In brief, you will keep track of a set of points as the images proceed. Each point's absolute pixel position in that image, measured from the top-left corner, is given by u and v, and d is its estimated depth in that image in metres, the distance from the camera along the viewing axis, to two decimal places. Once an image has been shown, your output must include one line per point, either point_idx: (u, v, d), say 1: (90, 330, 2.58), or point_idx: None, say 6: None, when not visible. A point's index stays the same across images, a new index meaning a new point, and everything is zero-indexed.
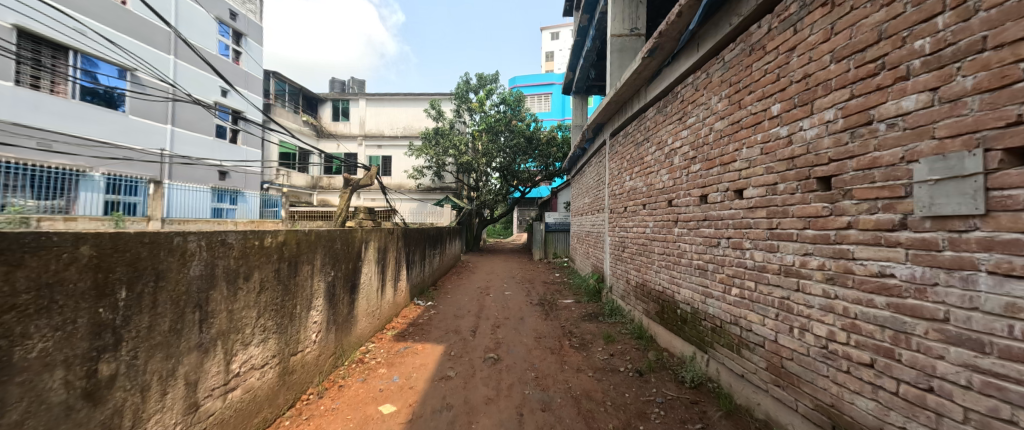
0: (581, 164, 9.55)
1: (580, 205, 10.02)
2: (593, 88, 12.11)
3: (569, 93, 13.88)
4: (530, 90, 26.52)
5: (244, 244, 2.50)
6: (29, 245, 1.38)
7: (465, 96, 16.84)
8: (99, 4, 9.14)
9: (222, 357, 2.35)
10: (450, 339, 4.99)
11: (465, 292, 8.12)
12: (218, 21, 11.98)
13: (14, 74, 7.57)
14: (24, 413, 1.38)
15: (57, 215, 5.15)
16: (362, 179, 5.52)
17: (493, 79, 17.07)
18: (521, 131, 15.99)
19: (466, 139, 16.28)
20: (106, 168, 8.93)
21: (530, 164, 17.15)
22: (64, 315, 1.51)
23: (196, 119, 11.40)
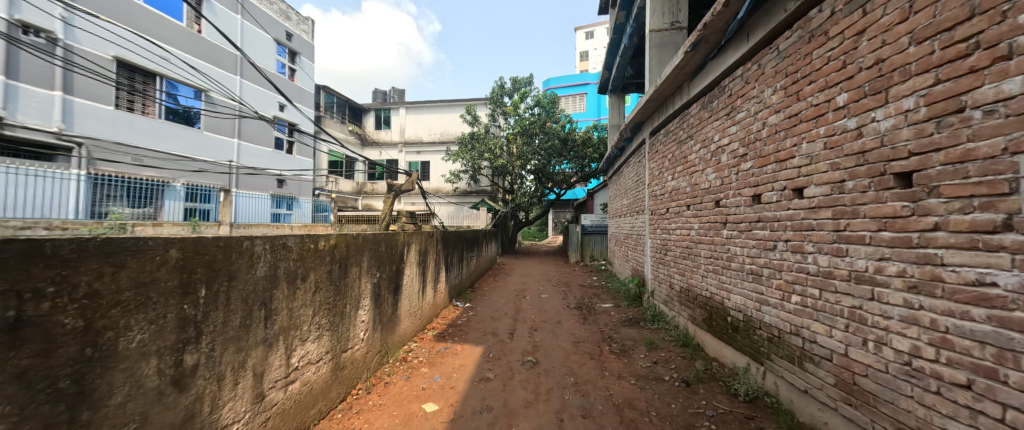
0: (619, 164, 9.33)
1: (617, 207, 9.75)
2: (630, 86, 11.76)
3: (605, 92, 13.58)
4: (565, 91, 26.27)
5: (301, 247, 2.70)
6: (130, 249, 1.58)
7: (500, 100, 17.05)
8: (180, 34, 10.31)
9: (284, 352, 2.55)
10: (487, 341, 5.05)
11: (502, 294, 8.19)
12: (276, 42, 13.09)
13: (113, 99, 8.75)
14: (126, 396, 1.59)
15: (146, 222, 5.89)
16: (404, 185, 5.75)
17: (527, 82, 17.11)
18: (556, 132, 15.87)
19: (501, 143, 16.44)
20: (184, 178, 10.06)
21: (565, 165, 17.01)
22: (158, 310, 1.72)
23: (258, 132, 12.51)
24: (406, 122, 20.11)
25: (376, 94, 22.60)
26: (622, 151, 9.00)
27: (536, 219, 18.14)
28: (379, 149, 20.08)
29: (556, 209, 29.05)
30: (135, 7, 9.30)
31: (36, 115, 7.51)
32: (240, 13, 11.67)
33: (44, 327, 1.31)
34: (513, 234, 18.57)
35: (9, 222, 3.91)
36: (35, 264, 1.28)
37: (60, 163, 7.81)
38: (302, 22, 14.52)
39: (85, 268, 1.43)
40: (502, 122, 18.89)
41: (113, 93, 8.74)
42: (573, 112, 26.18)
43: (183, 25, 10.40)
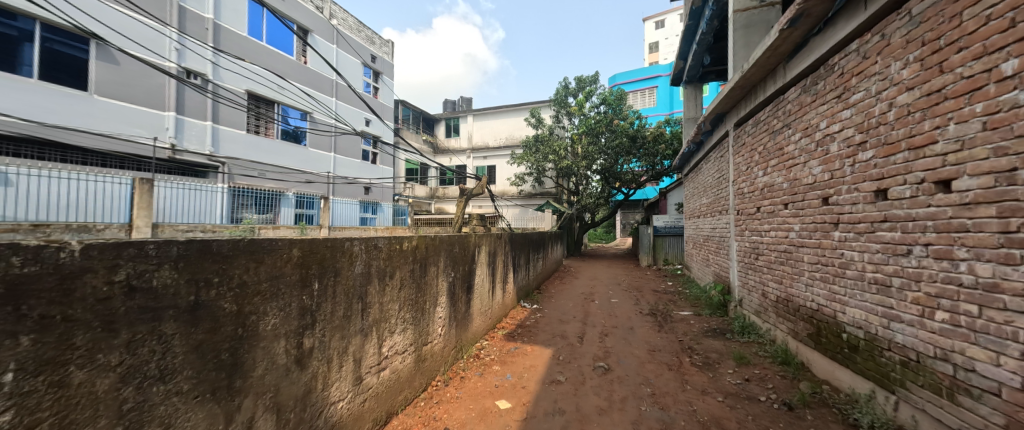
0: (696, 161, 8.61)
1: (695, 207, 8.98)
2: (709, 74, 10.77)
3: (679, 84, 12.65)
4: (632, 87, 25.07)
5: (390, 247, 3.00)
6: (265, 248, 1.94)
7: (564, 101, 16.99)
8: (292, 66, 12.14)
9: (377, 341, 2.85)
10: (557, 343, 5.03)
11: (569, 297, 8.09)
12: (363, 65, 14.70)
13: (245, 125, 10.65)
14: (265, 369, 1.93)
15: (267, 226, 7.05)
16: (475, 189, 6.02)
17: (592, 81, 16.72)
18: (624, 130, 15.18)
19: (566, 143, 16.22)
20: (293, 188, 11.83)
21: (633, 164, 16.21)
22: (285, 299, 2.06)
23: (348, 146, 14.16)
24: (473, 129, 21.10)
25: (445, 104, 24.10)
26: (700, 146, 8.31)
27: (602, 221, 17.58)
28: (449, 156, 21.39)
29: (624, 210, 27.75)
30: (260, 46, 11.17)
31: (195, 141, 9.48)
32: (336, 43, 13.35)
33: (212, 310, 1.67)
34: (579, 236, 18.33)
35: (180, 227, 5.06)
36: (207, 261, 1.64)
37: (210, 178, 9.80)
38: (384, 44, 16.11)
39: (236, 263, 1.78)
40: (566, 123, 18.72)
41: (245, 120, 10.64)
42: (642, 107, 24.80)
43: (294, 58, 12.22)
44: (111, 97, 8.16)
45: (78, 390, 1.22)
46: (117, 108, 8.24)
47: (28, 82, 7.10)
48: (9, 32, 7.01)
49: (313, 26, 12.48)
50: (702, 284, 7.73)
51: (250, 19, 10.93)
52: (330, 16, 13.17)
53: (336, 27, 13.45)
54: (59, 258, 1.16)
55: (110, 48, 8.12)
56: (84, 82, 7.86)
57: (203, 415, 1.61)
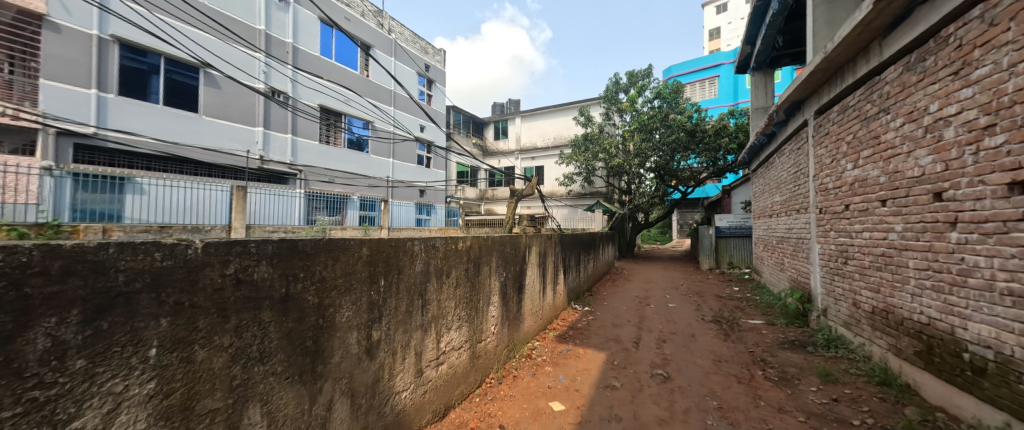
0: (767, 155, 7.85)
1: (766, 205, 8.17)
2: (783, 58, 9.72)
3: (745, 71, 11.60)
4: (689, 78, 23.55)
5: (447, 247, 3.13)
6: (340, 246, 2.14)
7: (615, 98, 16.53)
8: (356, 80, 13.20)
9: (436, 336, 2.99)
10: (610, 348, 4.88)
11: (622, 300, 7.82)
12: (418, 74, 15.54)
13: (317, 136, 11.80)
14: (340, 357, 2.13)
15: (337, 227, 7.75)
16: (526, 189, 6.07)
17: (645, 74, 16.00)
18: (681, 124, 14.26)
19: (617, 141, 15.69)
20: (356, 192, 12.85)
21: (692, 160, 15.20)
22: (357, 294, 2.26)
23: (404, 151, 15.04)
24: (522, 130, 21.32)
25: (494, 107, 24.65)
26: (771, 139, 7.57)
27: (657, 221, 16.71)
28: (498, 158, 21.84)
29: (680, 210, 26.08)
30: (330, 63, 12.31)
31: (278, 152, 10.74)
32: (394, 56, 14.29)
33: (299, 301, 1.89)
34: (631, 238, 17.67)
35: (267, 227, 5.79)
36: (295, 258, 1.86)
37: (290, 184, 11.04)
38: (437, 53, 16.90)
39: (317, 260, 1.99)
40: (617, 120, 18.11)
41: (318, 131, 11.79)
42: (702, 99, 23.13)
43: (357, 73, 13.30)
44: (215, 116, 9.54)
45: (201, 365, 1.45)
46: (221, 126, 9.61)
47: (156, 107, 8.53)
48: (141, 67, 8.42)
49: (374, 42, 13.49)
50: (775, 291, 7.00)
51: (322, 40, 12.09)
52: (389, 31, 14.15)
53: (395, 41, 14.38)
54: (187, 254, 1.39)
55: (214, 75, 9.51)
56: (196, 105, 9.29)
57: (292, 394, 1.83)
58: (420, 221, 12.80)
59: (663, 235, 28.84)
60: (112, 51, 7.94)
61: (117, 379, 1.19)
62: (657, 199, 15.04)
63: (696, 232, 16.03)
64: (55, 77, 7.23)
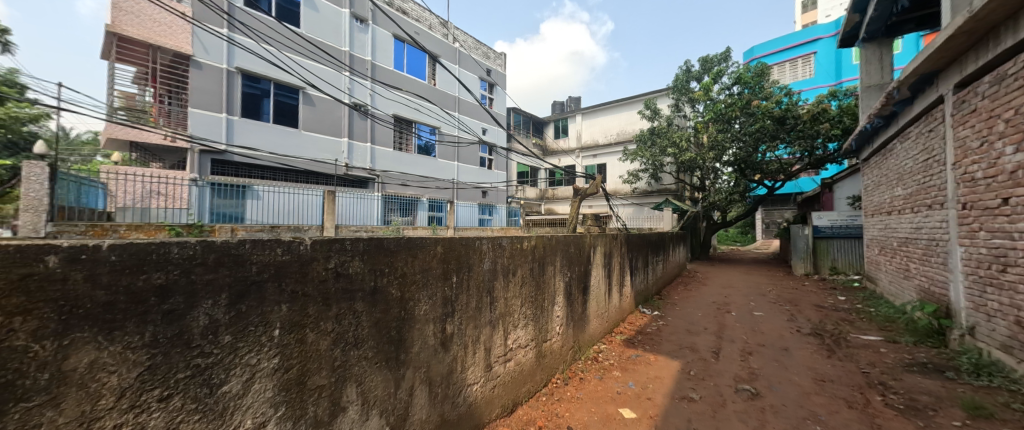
0: (884, 141, 6.63)
1: (883, 201, 6.89)
2: (905, 24, 8.10)
3: (851, 43, 9.90)
4: (774, 59, 20.97)
5: (513, 246, 3.17)
6: (418, 244, 2.31)
7: (685, 87, 15.40)
8: (425, 89, 14.13)
9: (503, 333, 3.07)
10: (685, 357, 4.56)
11: (698, 306, 7.23)
12: (479, 79, 16.10)
13: (392, 143, 12.86)
14: (419, 347, 2.29)
15: (411, 226, 8.36)
16: (589, 188, 5.92)
17: (721, 59, 14.61)
18: (768, 110, 12.30)
19: (687, 134, 14.54)
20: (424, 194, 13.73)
21: (781, 150, 13.30)
22: (432, 289, 2.40)
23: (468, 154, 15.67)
24: (582, 128, 20.91)
25: (553, 106, 24.52)
26: (890, 122, 6.37)
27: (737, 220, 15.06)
28: (558, 157, 21.71)
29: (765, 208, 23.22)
30: (402, 75, 13.33)
31: (359, 159, 11.93)
32: (458, 63, 14.98)
33: (385, 294, 2.07)
34: (706, 238, 16.28)
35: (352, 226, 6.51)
36: (381, 254, 2.05)
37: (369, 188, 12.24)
38: (498, 57, 17.29)
39: (399, 257, 2.17)
40: (688, 111, 16.76)
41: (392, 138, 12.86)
42: (793, 81, 20.28)
43: (425, 82, 14.19)
44: (311, 130, 10.95)
45: (311, 346, 1.67)
46: (315, 138, 10.98)
47: (267, 125, 10.01)
48: (256, 92, 9.95)
49: (440, 52, 14.30)
50: (898, 304, 5.87)
51: (395, 55, 13.12)
52: (453, 40, 14.87)
53: (458, 49, 15.07)
54: (300, 249, 1.61)
55: (311, 94, 10.92)
56: (296, 121, 10.73)
57: (380, 379, 2.02)
58: (483, 221, 13.33)
59: (745, 236, 25.94)
60: (236, 80, 9.51)
61: (252, 352, 1.42)
62: (737, 195, 13.57)
63: (787, 232, 14.16)
64: (200, 105, 8.90)
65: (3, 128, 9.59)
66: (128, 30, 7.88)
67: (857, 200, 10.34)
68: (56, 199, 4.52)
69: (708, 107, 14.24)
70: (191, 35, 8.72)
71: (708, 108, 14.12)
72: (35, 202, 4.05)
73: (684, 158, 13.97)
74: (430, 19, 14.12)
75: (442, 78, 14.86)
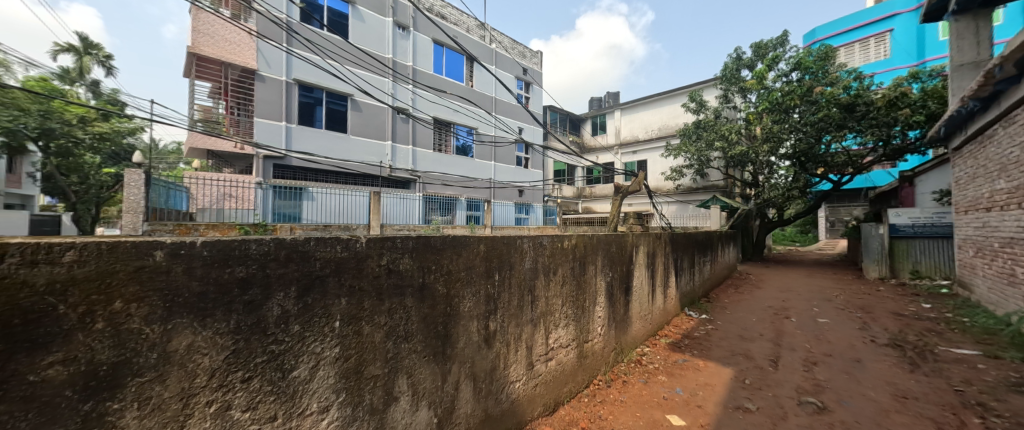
0: (982, 126, 5.80)
1: (980, 196, 6.01)
2: None
3: (937, 17, 8.73)
4: (839, 40, 19.06)
5: (554, 245, 3.15)
6: (462, 243, 2.37)
7: (735, 76, 14.44)
8: (462, 90, 14.44)
9: (544, 333, 3.06)
10: (739, 364, 4.31)
11: (751, 311, 6.78)
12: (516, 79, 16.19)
13: (431, 144, 13.29)
14: (464, 343, 2.35)
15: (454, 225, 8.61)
16: (631, 185, 5.73)
17: (778, 43, 13.52)
18: (833, 97, 11.01)
19: (738, 126, 13.61)
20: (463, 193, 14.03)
21: (850, 138, 11.78)
22: (476, 287, 2.45)
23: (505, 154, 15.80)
24: (621, 124, 20.34)
25: (591, 103, 24.05)
26: (990, 104, 5.55)
27: (795, 218, 13.85)
28: (596, 154, 21.32)
29: (829, 205, 21.16)
30: (441, 78, 13.72)
31: (402, 161, 12.46)
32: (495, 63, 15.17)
33: (431, 290, 2.15)
34: (759, 237, 15.19)
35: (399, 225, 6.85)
36: (429, 252, 2.13)
37: (411, 188, 12.76)
38: (534, 55, 17.25)
39: (445, 255, 2.24)
40: (738, 101, 15.69)
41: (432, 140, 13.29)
42: (863, 64, 18.28)
43: (463, 83, 14.48)
44: (358, 134, 11.60)
45: (366, 337, 1.77)
46: (362, 142, 11.60)
47: (320, 131, 10.77)
48: (310, 100, 10.70)
49: (477, 53, 14.56)
50: (1001, 314, 5.10)
51: (434, 59, 13.54)
52: (490, 41, 15.09)
53: (495, 50, 15.26)
54: (356, 246, 1.72)
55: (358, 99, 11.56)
56: (345, 126, 11.41)
57: (428, 372, 2.10)
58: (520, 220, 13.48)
59: (806, 236, 23.83)
60: (293, 91, 10.29)
61: (317, 341, 1.54)
62: (796, 190, 12.52)
63: (856, 231, 12.82)
64: (264, 115, 9.75)
65: (110, 141, 11.25)
66: (205, 50, 8.86)
67: (946, 194, 9.09)
68: (150, 201, 5.24)
69: (763, 97, 13.06)
70: (256, 51, 9.58)
71: (763, 98, 12.94)
72: (135, 204, 5.02)
73: (734, 153, 13.10)
74: (468, 22, 14.39)
75: (480, 79, 15.12)
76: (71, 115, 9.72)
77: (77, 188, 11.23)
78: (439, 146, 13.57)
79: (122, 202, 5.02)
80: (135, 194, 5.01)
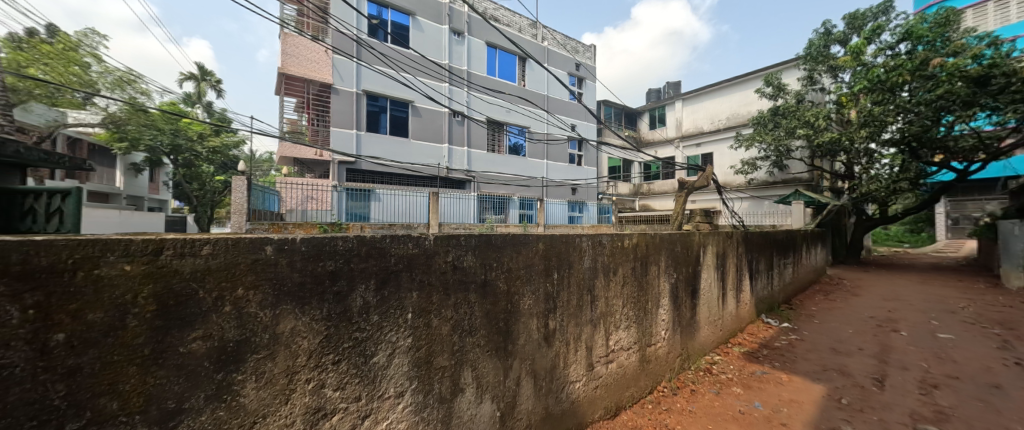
0: None
1: None
2: None
3: None
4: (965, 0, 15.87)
5: (613, 244, 3.04)
6: (522, 241, 2.39)
7: (822, 53, 12.80)
8: (514, 90, 14.59)
9: (604, 334, 2.97)
10: (832, 381, 3.85)
11: (848, 321, 5.94)
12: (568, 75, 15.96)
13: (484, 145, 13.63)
14: (524, 341, 2.37)
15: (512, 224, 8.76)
16: (698, 180, 5.34)
17: (879, 12, 11.69)
18: (959, 69, 8.96)
19: (826, 110, 11.99)
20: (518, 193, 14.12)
21: (981, 117, 9.75)
22: (535, 285, 2.47)
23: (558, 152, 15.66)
24: (683, 115, 19.09)
25: (649, 94, 22.92)
26: None
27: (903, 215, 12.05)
28: (655, 149, 20.26)
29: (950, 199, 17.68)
30: (495, 80, 14.02)
31: (458, 162, 12.96)
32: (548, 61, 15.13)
33: (493, 287, 2.20)
34: (855, 237, 13.26)
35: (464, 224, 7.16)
36: (491, 250, 2.18)
37: (467, 188, 13.21)
38: (587, 50, 16.86)
39: (507, 253, 2.29)
40: (826, 82, 13.83)
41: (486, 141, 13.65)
42: (1000, 26, 15.02)
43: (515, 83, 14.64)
44: (417, 138, 12.29)
45: (434, 329, 1.86)
46: (421, 145, 12.28)
47: (385, 136, 11.58)
48: (375, 108, 11.57)
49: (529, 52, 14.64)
50: None
51: (487, 61, 13.86)
52: (542, 39, 15.08)
53: (547, 47, 15.21)
54: (425, 244, 1.82)
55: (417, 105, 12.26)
56: (407, 131, 12.17)
57: (491, 368, 2.15)
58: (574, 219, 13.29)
59: (917, 236, 20.20)
60: (362, 100, 11.22)
61: (392, 331, 1.66)
62: (904, 183, 10.48)
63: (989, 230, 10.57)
64: (338, 124, 10.75)
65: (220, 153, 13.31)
66: (292, 70, 10.08)
67: None
68: (251, 204, 6.07)
69: (860, 75, 11.27)
70: (331, 67, 10.64)
71: (859, 77, 11.18)
72: (240, 206, 5.86)
73: (821, 141, 11.54)
74: (520, 22, 14.54)
75: (532, 78, 15.18)
76: (193, 132, 11.69)
77: (198, 193, 13.51)
78: (492, 146, 13.89)
79: (231, 205, 5.88)
80: (240, 197, 5.85)
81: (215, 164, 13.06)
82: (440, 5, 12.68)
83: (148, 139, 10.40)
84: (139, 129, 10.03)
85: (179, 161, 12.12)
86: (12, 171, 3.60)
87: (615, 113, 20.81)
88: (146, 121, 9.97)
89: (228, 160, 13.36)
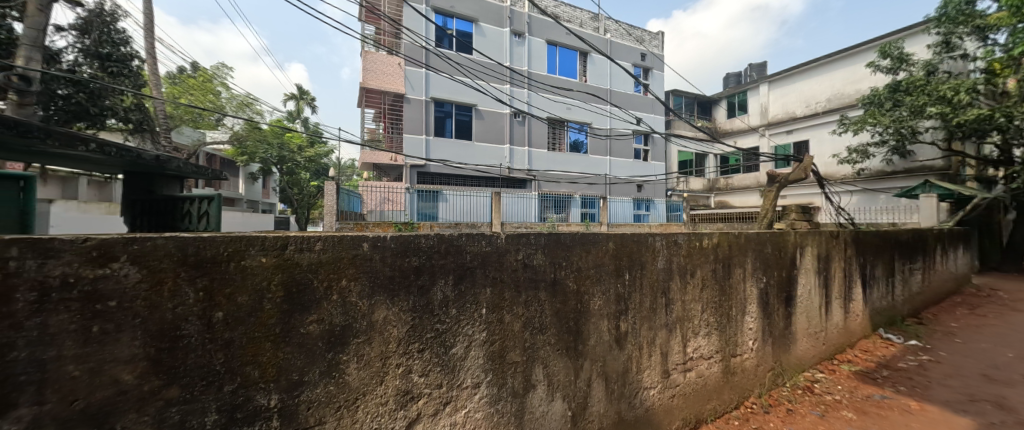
0: None
1: None
2: None
3: None
4: None
5: (690, 244, 2.82)
6: (591, 240, 2.33)
7: (964, 12, 10.40)
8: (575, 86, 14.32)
9: (681, 339, 2.78)
10: (985, 415, 3.15)
11: (1009, 343, 4.77)
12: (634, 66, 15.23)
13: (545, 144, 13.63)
14: (594, 342, 2.32)
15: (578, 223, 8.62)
16: (794, 172, 4.72)
17: None
18: None
19: (971, 81, 9.65)
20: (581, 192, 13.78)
21: None
22: (606, 284, 2.40)
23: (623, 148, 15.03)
24: (769, 100, 17.05)
25: (727, 80, 20.91)
26: None
27: None
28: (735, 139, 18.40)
29: None
30: (555, 78, 13.94)
31: (519, 162, 13.15)
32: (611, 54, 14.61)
33: (562, 287, 2.19)
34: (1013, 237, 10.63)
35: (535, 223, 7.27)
36: (560, 249, 2.18)
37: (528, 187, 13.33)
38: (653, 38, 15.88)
39: (577, 253, 2.26)
40: (970, 47, 11.20)
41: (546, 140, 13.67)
42: None
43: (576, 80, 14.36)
44: (480, 140, 12.74)
45: (506, 325, 1.91)
46: (483, 147, 12.71)
47: (451, 140, 12.23)
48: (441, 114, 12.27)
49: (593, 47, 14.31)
50: None
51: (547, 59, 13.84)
52: (604, 32, 14.58)
53: (610, 39, 14.66)
54: (497, 242, 1.88)
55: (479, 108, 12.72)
56: (470, 134, 12.68)
57: (561, 367, 2.14)
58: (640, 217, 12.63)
59: None
60: (430, 107, 11.96)
61: (468, 324, 1.74)
62: None
63: None
64: (410, 131, 11.63)
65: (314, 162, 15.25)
66: (371, 84, 11.13)
67: None
68: (339, 206, 6.85)
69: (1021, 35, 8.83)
70: (403, 78, 11.55)
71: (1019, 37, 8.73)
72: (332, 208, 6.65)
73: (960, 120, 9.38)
74: (582, 16, 14.23)
75: (596, 73, 14.80)
76: (294, 145, 13.60)
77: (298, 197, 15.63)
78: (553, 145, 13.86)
79: (325, 207, 6.72)
80: (332, 200, 6.65)
81: (309, 171, 14.99)
82: (501, 8, 12.95)
83: (262, 152, 12.38)
84: (256, 145, 12.11)
85: (284, 170, 14.20)
86: (175, 182, 4.58)
87: (686, 102, 19.36)
88: (260, 137, 11.85)
89: (320, 167, 15.22)
